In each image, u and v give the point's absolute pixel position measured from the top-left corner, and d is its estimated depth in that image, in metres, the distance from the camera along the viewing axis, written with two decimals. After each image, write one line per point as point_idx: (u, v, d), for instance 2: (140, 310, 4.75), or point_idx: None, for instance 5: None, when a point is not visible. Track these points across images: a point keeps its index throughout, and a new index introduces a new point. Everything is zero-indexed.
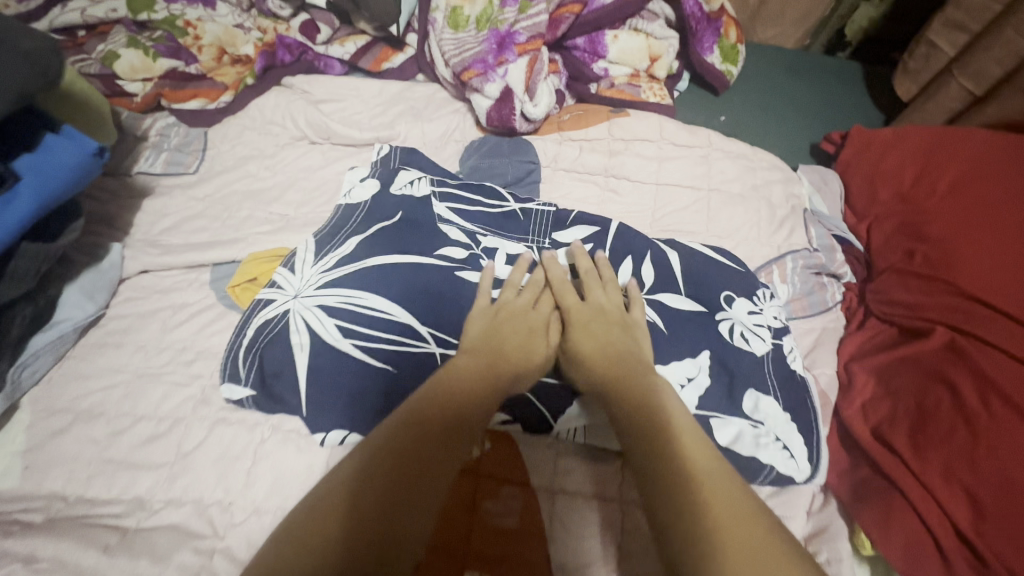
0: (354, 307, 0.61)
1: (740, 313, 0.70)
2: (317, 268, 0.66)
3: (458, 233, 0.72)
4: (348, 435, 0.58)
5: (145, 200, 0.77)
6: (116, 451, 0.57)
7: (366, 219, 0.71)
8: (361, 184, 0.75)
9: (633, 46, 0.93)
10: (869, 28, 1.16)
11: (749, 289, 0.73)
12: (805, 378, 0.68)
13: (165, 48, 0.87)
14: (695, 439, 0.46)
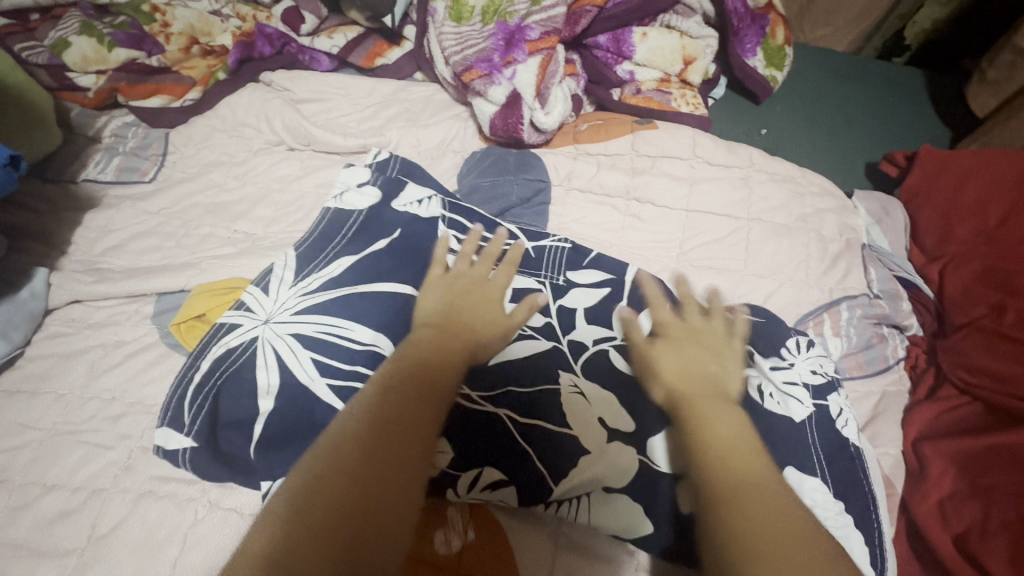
0: (338, 341, 0.51)
1: (766, 367, 0.57)
2: (297, 291, 0.55)
3: (464, 260, 0.61)
4: None
5: (89, 213, 0.66)
6: (17, 530, 0.47)
7: (362, 237, 0.60)
8: (357, 191, 0.64)
9: (665, 46, 0.80)
10: (932, 30, 1.01)
11: (778, 339, 0.60)
12: (863, 452, 0.55)
13: (125, 36, 0.75)
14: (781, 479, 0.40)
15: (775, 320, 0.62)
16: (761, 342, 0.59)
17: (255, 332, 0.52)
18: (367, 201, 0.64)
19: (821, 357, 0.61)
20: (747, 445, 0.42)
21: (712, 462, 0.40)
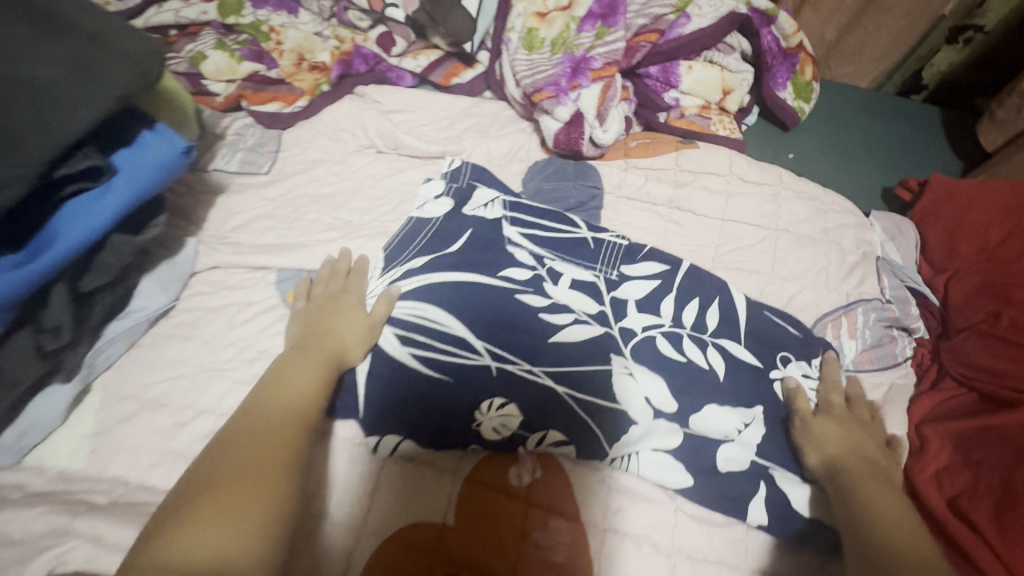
0: (414, 318, 0.64)
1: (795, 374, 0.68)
2: (383, 281, 0.69)
3: (525, 255, 0.72)
4: (399, 444, 0.60)
5: (219, 196, 0.79)
6: (178, 442, 0.58)
7: (434, 238, 0.72)
8: (435, 201, 0.77)
9: (707, 79, 0.92)
10: (947, 73, 1.12)
11: (805, 350, 0.71)
12: None
13: (249, 52, 0.89)
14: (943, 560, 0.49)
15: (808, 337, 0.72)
16: (792, 348, 0.70)
17: None
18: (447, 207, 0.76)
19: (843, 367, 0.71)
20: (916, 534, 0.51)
21: (894, 542, 0.50)
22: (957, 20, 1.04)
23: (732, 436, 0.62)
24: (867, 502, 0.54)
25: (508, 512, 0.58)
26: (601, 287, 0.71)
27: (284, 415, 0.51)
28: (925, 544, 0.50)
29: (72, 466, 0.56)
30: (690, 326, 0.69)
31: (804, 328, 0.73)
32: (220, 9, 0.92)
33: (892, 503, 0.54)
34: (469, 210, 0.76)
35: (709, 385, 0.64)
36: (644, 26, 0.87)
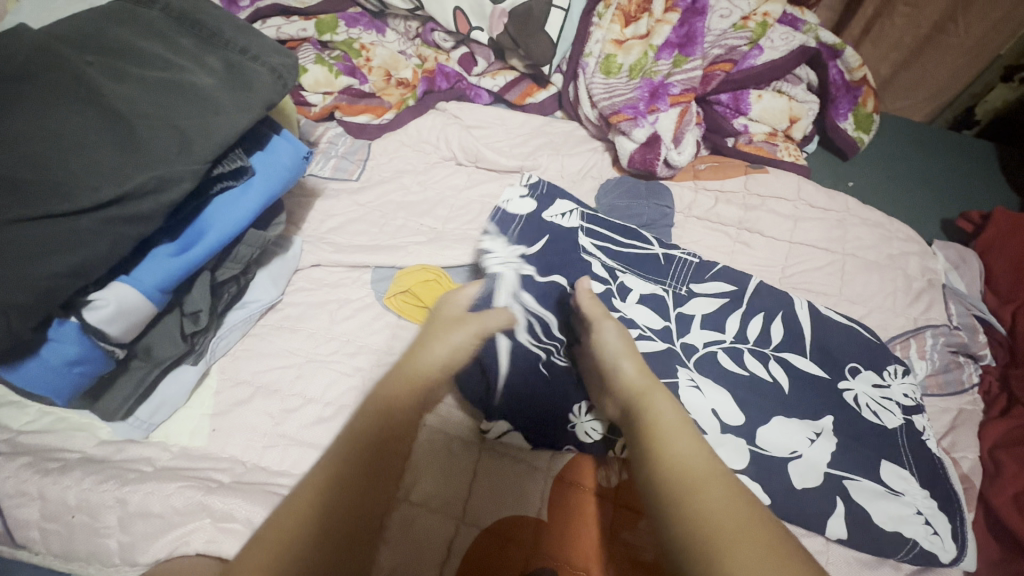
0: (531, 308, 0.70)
1: (865, 384, 0.70)
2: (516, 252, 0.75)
3: (599, 266, 0.76)
4: (509, 431, 0.64)
5: (316, 200, 0.84)
6: (288, 427, 0.62)
7: (525, 239, 0.77)
8: (520, 204, 0.80)
9: (776, 108, 0.95)
10: (1003, 108, 1.14)
11: (878, 363, 0.72)
12: (942, 460, 0.66)
13: (344, 66, 0.96)
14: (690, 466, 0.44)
15: (879, 346, 0.74)
16: (866, 361, 0.72)
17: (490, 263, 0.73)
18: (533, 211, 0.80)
19: (913, 385, 0.72)
20: (696, 450, 0.46)
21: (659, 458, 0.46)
22: (1013, 59, 1.06)
23: (800, 452, 0.63)
24: (652, 420, 0.49)
25: (594, 511, 0.60)
26: (670, 303, 0.74)
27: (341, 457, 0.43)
28: (697, 452, 0.45)
29: (194, 443, 0.60)
30: (756, 339, 0.72)
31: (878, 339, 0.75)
32: (318, 27, 0.98)
33: (672, 415, 0.50)
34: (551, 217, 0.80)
35: (776, 398, 0.67)
36: (720, 56, 0.92)
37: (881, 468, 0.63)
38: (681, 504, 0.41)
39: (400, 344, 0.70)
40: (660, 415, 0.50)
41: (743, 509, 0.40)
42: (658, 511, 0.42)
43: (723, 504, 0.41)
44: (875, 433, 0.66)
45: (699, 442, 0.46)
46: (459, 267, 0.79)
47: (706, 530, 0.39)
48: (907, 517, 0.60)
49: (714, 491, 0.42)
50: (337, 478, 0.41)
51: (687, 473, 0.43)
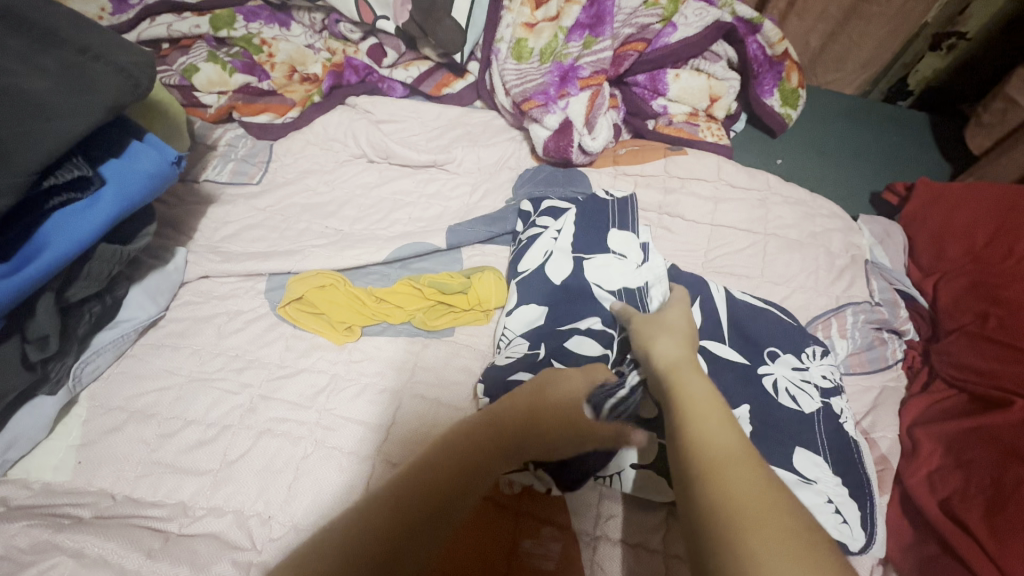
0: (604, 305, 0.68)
1: (784, 368, 0.67)
2: (659, 279, 0.69)
3: (528, 259, 0.73)
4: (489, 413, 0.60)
5: (210, 207, 0.79)
6: (164, 453, 0.58)
7: (603, 235, 0.75)
8: (617, 210, 0.77)
9: (695, 86, 0.93)
10: (933, 79, 1.14)
11: (795, 345, 0.70)
12: (858, 442, 0.64)
13: (241, 64, 0.91)
14: (722, 442, 0.36)
15: (794, 326, 0.71)
16: (785, 344, 0.70)
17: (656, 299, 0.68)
18: (621, 250, 0.73)
19: (833, 365, 0.70)
20: (730, 431, 0.37)
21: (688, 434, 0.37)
22: (940, 27, 1.07)
23: None
24: (678, 395, 0.42)
25: (498, 524, 0.57)
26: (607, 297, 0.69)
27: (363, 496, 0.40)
28: (728, 433, 0.37)
29: (56, 479, 0.55)
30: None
31: (796, 321, 0.73)
32: (212, 23, 0.93)
33: (703, 391, 0.41)
34: (627, 256, 0.72)
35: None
36: (631, 35, 0.88)
37: (794, 456, 0.60)
38: (698, 477, 0.34)
39: (294, 356, 0.66)
40: (691, 391, 0.42)
41: (773, 497, 0.32)
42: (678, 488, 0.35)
43: (747, 485, 0.32)
44: (789, 418, 0.63)
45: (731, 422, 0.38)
46: (363, 269, 0.75)
47: (725, 510, 0.31)
48: (817, 506, 0.57)
49: (740, 472, 0.33)
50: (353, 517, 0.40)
51: (710, 447, 0.36)
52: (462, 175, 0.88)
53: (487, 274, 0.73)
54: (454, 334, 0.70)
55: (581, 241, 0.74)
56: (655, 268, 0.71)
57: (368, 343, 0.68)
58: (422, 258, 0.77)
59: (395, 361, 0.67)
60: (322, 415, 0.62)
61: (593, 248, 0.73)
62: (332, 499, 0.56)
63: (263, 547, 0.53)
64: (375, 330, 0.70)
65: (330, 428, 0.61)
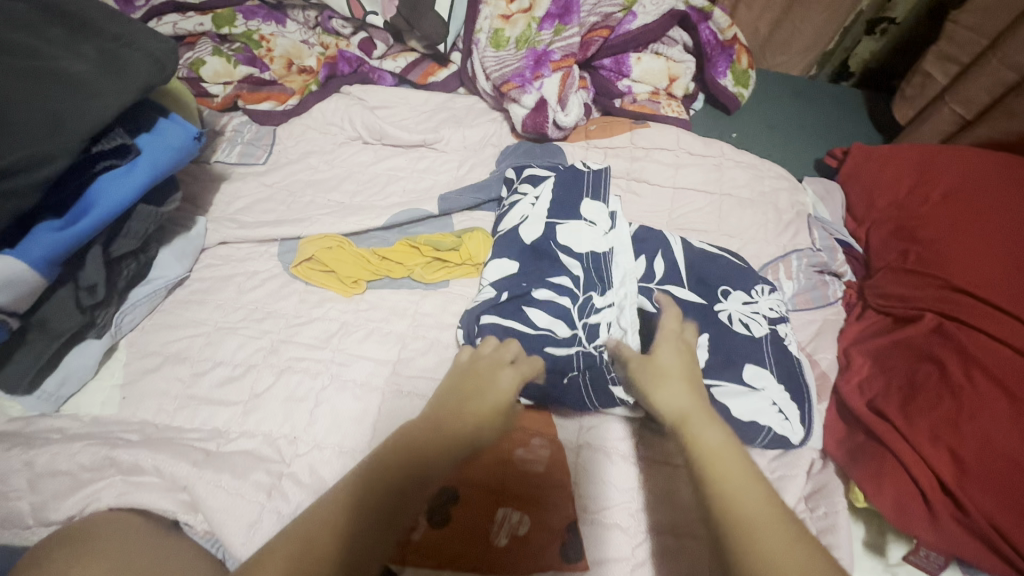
0: (573, 267, 0.77)
1: (736, 303, 0.78)
2: (625, 249, 0.79)
3: (508, 219, 0.83)
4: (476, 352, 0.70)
5: (222, 184, 0.87)
6: (198, 389, 0.66)
7: (575, 201, 0.83)
8: (592, 180, 0.85)
9: (655, 68, 1.04)
10: (870, 61, 1.28)
11: (747, 283, 0.80)
12: (800, 359, 0.74)
13: (243, 57, 1.00)
14: (757, 513, 0.45)
15: (745, 269, 0.81)
16: (738, 283, 0.80)
17: (621, 266, 0.77)
18: (591, 218, 0.81)
19: (779, 299, 0.81)
20: (758, 496, 0.46)
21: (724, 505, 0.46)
22: (874, 14, 1.19)
23: None
24: (705, 454, 0.50)
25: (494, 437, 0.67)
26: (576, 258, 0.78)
27: (361, 473, 0.51)
28: (753, 492, 0.47)
29: (106, 412, 0.63)
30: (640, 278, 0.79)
31: (747, 264, 0.84)
32: (214, 21, 1.02)
33: (722, 448, 0.50)
34: (597, 224, 0.81)
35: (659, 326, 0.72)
36: (597, 23, 0.98)
37: (743, 370, 0.70)
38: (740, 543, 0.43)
39: (307, 307, 0.75)
40: (713, 447, 0.50)
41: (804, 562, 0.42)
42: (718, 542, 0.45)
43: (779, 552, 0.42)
44: (742, 341, 0.73)
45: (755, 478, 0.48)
46: (365, 234, 0.84)
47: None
48: (763, 408, 0.67)
49: (772, 540, 0.43)
50: (354, 495, 0.48)
51: (746, 520, 0.45)
52: (450, 153, 0.97)
53: (476, 233, 0.82)
54: (449, 286, 0.79)
55: (557, 207, 0.82)
56: (621, 236, 0.79)
57: (373, 294, 0.77)
58: (417, 223, 0.86)
59: (398, 309, 0.76)
60: (335, 354, 0.71)
61: (567, 214, 0.82)
62: (349, 421, 0.65)
63: (292, 461, 0.62)
64: (378, 284, 0.79)
65: (343, 365, 0.70)
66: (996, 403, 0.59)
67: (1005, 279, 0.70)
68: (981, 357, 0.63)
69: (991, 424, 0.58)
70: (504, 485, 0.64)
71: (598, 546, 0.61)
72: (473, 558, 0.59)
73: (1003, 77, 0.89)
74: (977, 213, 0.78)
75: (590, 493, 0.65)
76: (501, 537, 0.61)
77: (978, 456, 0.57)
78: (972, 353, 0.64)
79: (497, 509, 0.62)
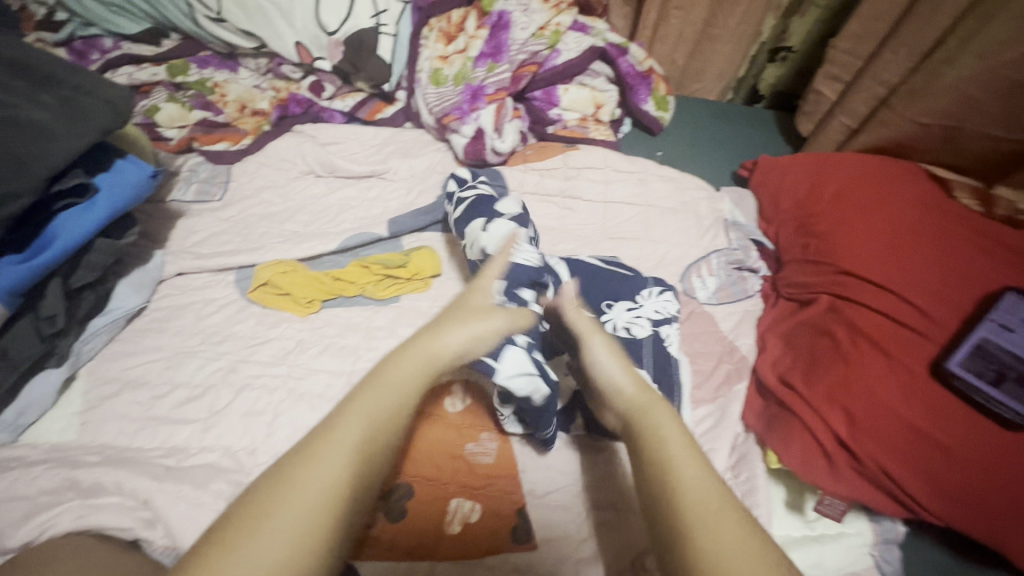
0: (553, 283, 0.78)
1: (620, 311, 0.81)
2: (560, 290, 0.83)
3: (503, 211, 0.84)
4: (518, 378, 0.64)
5: (179, 220, 0.92)
6: (158, 410, 0.69)
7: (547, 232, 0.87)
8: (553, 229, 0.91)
9: (582, 97, 1.15)
10: (776, 85, 1.44)
11: (631, 291, 0.83)
12: (679, 361, 0.79)
13: (198, 103, 1.06)
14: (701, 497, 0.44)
15: (631, 276, 0.85)
16: (624, 291, 0.83)
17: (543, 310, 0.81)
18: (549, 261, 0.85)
19: (669, 300, 0.83)
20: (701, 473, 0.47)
21: (672, 486, 0.45)
22: (774, 43, 1.34)
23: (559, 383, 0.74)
24: (656, 433, 0.51)
25: (444, 434, 0.71)
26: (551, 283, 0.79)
27: (395, 405, 0.48)
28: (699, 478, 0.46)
29: (65, 438, 0.65)
30: None
31: (634, 272, 0.87)
32: (169, 71, 1.09)
33: (679, 439, 0.49)
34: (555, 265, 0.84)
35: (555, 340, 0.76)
36: (526, 60, 1.10)
37: None
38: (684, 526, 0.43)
39: (264, 328, 0.79)
40: (668, 439, 0.50)
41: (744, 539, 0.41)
42: (659, 538, 0.44)
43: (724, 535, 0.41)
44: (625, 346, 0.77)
45: (703, 464, 0.47)
46: (318, 258, 0.90)
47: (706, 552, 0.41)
48: None
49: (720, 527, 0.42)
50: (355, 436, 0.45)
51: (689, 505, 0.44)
52: (398, 181, 1.04)
53: (423, 251, 0.89)
54: (399, 301, 0.85)
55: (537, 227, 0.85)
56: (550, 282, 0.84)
57: (327, 313, 0.82)
58: (368, 246, 0.92)
59: (351, 324, 0.81)
60: (292, 368, 0.75)
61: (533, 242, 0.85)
62: (305, 431, 0.69)
63: (251, 469, 0.65)
64: (332, 303, 0.84)
65: (300, 379, 0.74)
66: (875, 364, 0.69)
67: (885, 261, 0.81)
68: (863, 326, 0.73)
69: (873, 383, 0.68)
70: (456, 477, 0.68)
71: (545, 526, 0.66)
72: (429, 546, 0.63)
73: (875, 93, 1.04)
74: (859, 207, 0.90)
75: (536, 478, 0.70)
76: (454, 525, 0.65)
77: (865, 412, 0.66)
78: (857, 324, 0.74)
79: (450, 499, 0.66)
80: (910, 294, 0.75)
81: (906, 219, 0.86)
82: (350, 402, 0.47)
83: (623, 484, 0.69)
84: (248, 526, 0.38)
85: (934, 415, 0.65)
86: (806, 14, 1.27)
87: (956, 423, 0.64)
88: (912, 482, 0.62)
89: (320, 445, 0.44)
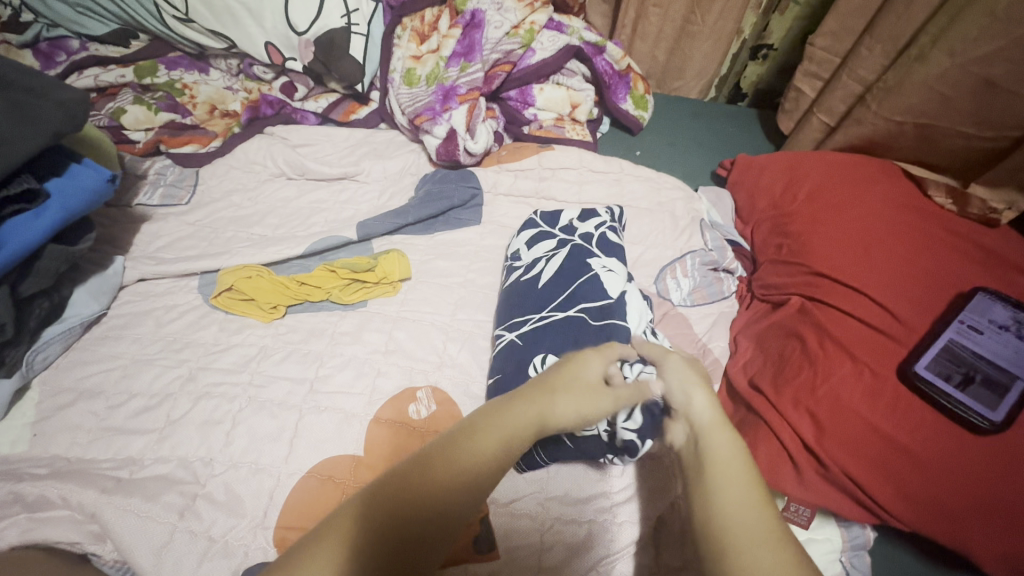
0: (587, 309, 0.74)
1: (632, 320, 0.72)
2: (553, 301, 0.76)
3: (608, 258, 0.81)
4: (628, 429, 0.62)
5: (143, 225, 0.90)
6: (113, 420, 0.67)
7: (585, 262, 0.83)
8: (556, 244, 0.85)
9: (557, 97, 1.15)
10: (758, 83, 1.43)
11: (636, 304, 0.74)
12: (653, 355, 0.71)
13: (165, 105, 1.04)
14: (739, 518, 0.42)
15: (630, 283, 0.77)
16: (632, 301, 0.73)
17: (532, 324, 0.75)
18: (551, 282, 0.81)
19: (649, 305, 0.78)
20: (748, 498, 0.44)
21: (721, 510, 0.43)
22: (754, 41, 1.34)
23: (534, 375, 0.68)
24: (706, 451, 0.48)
25: (407, 439, 0.69)
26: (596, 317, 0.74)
27: (493, 458, 0.46)
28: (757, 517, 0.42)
29: (16, 450, 0.64)
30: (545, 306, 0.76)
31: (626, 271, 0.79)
32: (136, 72, 1.07)
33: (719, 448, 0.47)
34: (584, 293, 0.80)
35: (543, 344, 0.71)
36: (500, 59, 1.08)
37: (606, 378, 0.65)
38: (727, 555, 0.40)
39: (226, 335, 0.78)
40: (712, 449, 0.47)
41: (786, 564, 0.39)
42: (706, 566, 0.41)
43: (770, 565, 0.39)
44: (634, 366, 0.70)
45: (765, 504, 0.43)
46: (285, 263, 0.88)
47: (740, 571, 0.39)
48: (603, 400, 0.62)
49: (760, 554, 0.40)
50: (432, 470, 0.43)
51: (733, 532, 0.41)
52: (371, 183, 1.03)
53: (392, 254, 0.87)
54: (367, 305, 0.84)
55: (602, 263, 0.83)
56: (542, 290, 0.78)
57: (292, 318, 0.81)
58: (337, 250, 0.91)
59: (316, 330, 0.80)
60: (254, 375, 0.73)
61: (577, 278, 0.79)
62: (265, 439, 0.68)
63: (207, 481, 0.64)
64: (298, 309, 0.83)
65: (262, 387, 0.72)
66: (843, 367, 0.68)
67: (857, 261, 0.80)
68: (832, 328, 0.72)
69: (840, 386, 0.67)
70: None
71: (508, 533, 0.64)
72: None
73: (851, 90, 1.03)
74: (832, 207, 0.89)
75: (500, 486, 0.68)
76: None
77: (831, 415, 0.65)
78: (826, 326, 0.73)
79: None
80: (880, 295, 0.74)
81: (878, 218, 0.85)
82: (451, 434, 0.46)
83: (591, 494, 0.68)
84: (311, 562, 0.35)
85: (899, 418, 0.64)
86: (785, 11, 1.26)
87: (923, 427, 0.63)
88: (879, 487, 0.61)
89: (422, 473, 0.43)
